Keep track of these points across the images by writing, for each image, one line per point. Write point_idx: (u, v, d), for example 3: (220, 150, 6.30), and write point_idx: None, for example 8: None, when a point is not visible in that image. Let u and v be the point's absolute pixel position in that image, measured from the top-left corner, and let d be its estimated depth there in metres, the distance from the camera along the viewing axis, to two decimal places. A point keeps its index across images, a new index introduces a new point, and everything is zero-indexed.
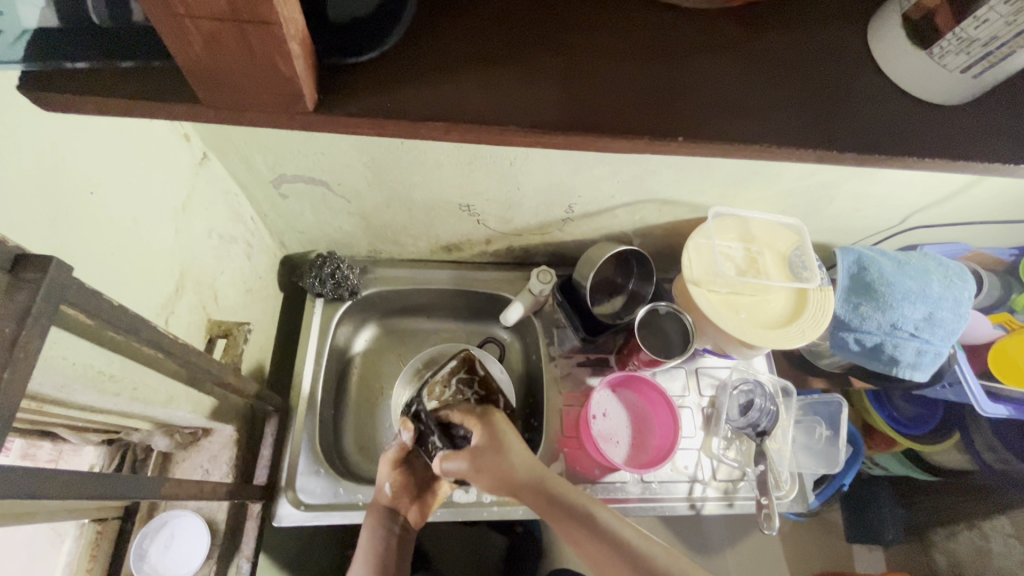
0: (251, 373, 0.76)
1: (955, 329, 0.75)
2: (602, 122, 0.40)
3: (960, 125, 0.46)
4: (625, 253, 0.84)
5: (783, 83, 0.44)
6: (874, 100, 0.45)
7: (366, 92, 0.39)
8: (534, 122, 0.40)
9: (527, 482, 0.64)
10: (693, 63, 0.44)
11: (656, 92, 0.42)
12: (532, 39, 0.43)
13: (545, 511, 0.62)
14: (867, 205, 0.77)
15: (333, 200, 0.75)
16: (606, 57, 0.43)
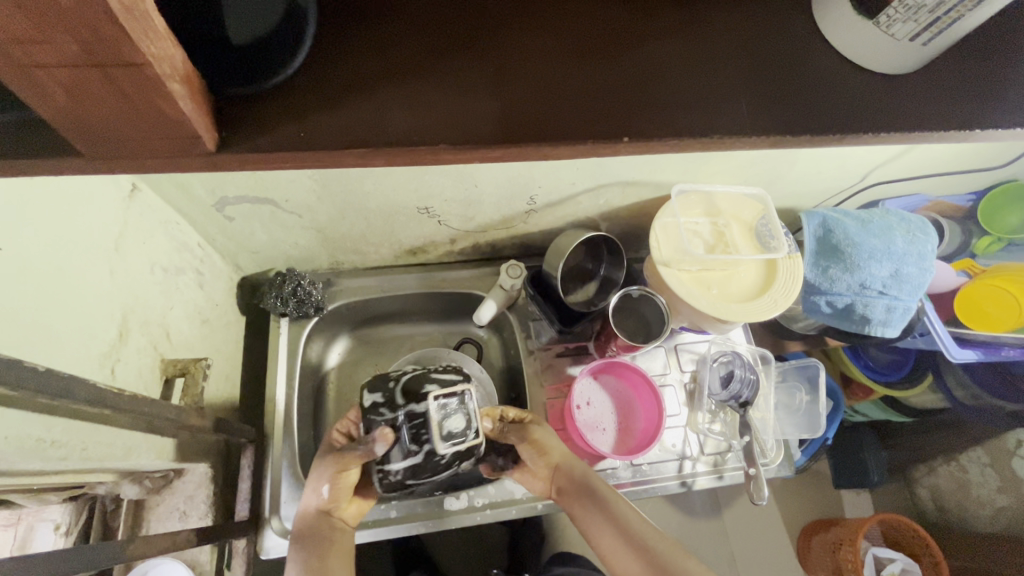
0: (218, 406, 0.73)
1: (922, 282, 0.75)
2: (535, 129, 0.43)
3: (907, 95, 0.46)
4: (594, 238, 0.83)
5: (727, 71, 0.45)
6: (820, 77, 0.46)
7: (287, 117, 0.43)
8: (464, 137, 0.42)
9: (572, 472, 0.67)
10: (618, 59, 0.45)
11: (569, 90, 0.44)
12: (452, 49, 0.45)
13: (578, 504, 0.65)
14: (828, 166, 0.77)
15: (283, 217, 0.71)
16: (532, 58, 0.45)
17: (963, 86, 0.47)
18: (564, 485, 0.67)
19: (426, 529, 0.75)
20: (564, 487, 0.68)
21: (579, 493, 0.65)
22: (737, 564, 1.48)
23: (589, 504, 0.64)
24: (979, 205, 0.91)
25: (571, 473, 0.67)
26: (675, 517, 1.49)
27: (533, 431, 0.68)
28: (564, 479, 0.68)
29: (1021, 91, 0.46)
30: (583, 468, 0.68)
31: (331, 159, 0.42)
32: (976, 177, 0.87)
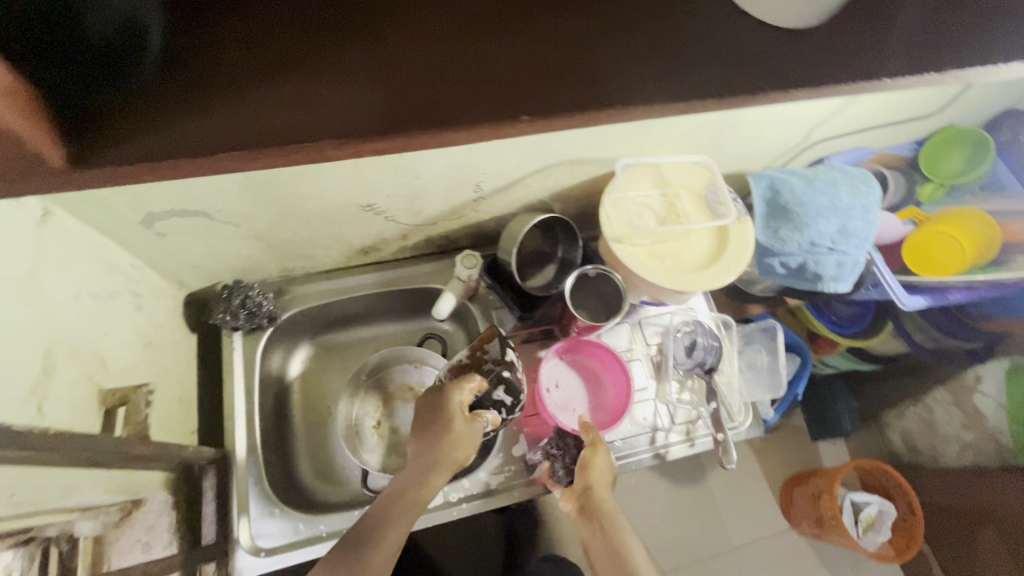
0: (171, 431, 0.70)
1: (868, 235, 0.77)
2: (430, 117, 0.42)
3: (815, 46, 0.47)
4: (547, 220, 0.82)
5: (629, 40, 0.46)
6: (728, 38, 0.46)
7: (151, 120, 0.41)
8: (348, 129, 0.41)
9: (602, 506, 0.73)
10: (502, 38, 0.45)
11: (454, 72, 0.43)
12: (330, 39, 0.44)
13: (599, 538, 0.72)
14: (770, 127, 0.77)
15: (220, 228, 0.68)
16: (414, 43, 0.45)
17: (871, 31, 0.47)
18: (589, 511, 0.73)
19: None
20: (593, 519, 0.73)
21: (602, 526, 0.72)
22: (725, 524, 1.52)
23: (609, 542, 0.70)
24: (920, 153, 0.93)
25: (599, 505, 0.73)
26: (662, 485, 1.53)
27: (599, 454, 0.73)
28: (594, 511, 0.73)
29: (929, 36, 0.47)
30: (612, 508, 0.73)
31: (204, 163, 0.40)
32: (914, 126, 0.88)
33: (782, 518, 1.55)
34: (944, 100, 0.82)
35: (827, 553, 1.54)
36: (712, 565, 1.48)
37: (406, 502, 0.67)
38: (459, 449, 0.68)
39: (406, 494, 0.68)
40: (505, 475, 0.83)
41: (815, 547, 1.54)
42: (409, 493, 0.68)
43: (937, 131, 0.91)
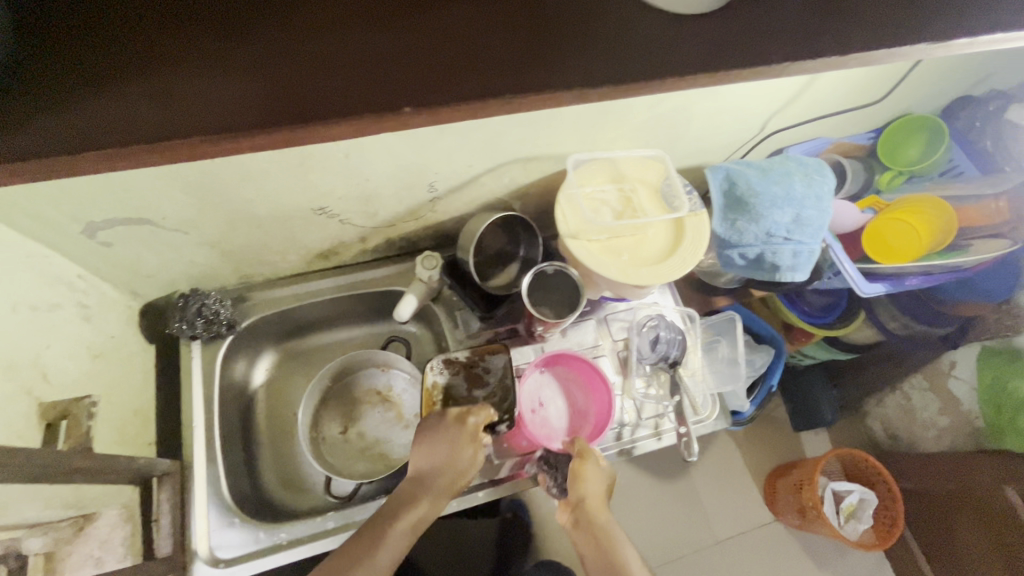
0: (125, 443, 0.69)
1: (822, 224, 0.77)
2: (305, 112, 0.42)
3: (722, 34, 0.48)
4: (507, 219, 0.82)
5: (536, 33, 0.46)
6: (634, 30, 0.47)
7: (23, 120, 0.41)
8: (223, 124, 0.42)
9: (596, 521, 0.71)
10: (384, 33, 0.45)
11: (331, 66, 0.44)
12: (212, 37, 0.44)
13: (594, 554, 0.69)
14: (724, 118, 0.77)
15: (168, 236, 0.67)
16: (296, 39, 0.45)
17: (776, 20, 0.48)
18: (584, 526, 0.71)
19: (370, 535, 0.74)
20: (588, 534, 0.71)
21: (597, 541, 0.69)
22: (709, 517, 1.53)
23: (604, 558, 0.67)
24: (878, 141, 0.94)
25: (591, 519, 0.71)
26: (645, 481, 1.52)
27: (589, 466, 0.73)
28: (587, 526, 0.71)
29: (836, 27, 0.48)
30: (607, 522, 0.71)
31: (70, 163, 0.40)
32: (870, 114, 0.90)
33: (766, 510, 1.55)
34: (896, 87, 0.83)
35: (812, 544, 1.54)
36: (698, 559, 1.48)
37: (408, 523, 0.67)
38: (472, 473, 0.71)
39: (407, 517, 0.67)
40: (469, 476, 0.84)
41: (800, 537, 1.54)
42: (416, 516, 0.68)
43: (894, 119, 0.92)
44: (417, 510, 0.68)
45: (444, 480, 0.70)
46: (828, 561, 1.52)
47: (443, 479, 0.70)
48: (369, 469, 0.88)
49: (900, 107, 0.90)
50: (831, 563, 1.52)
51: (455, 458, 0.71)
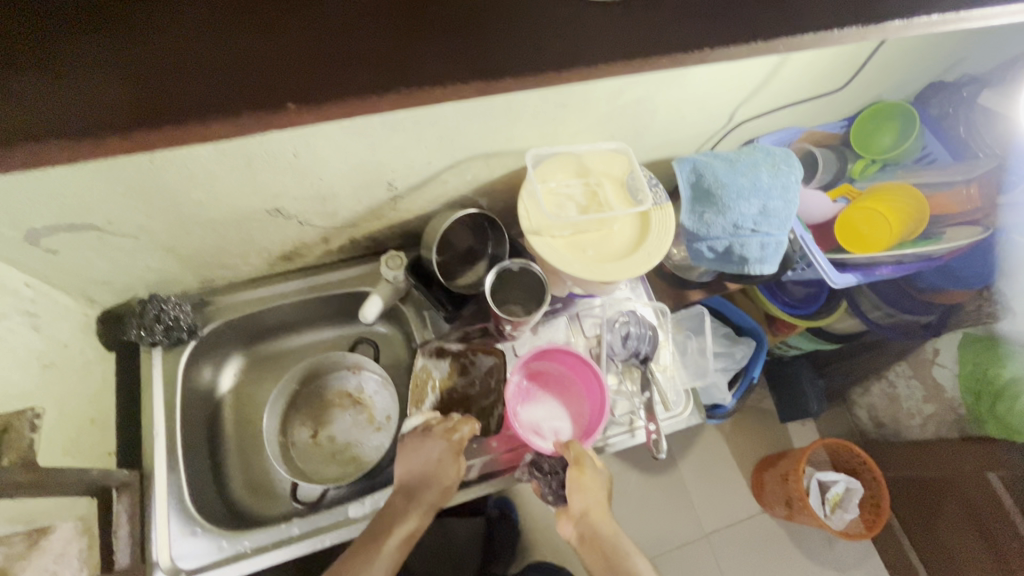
0: (79, 455, 0.68)
1: (789, 214, 0.76)
2: (186, 109, 0.45)
3: (628, 34, 0.50)
4: (472, 216, 0.80)
5: (451, 39, 0.48)
6: (551, 34, 0.49)
7: None
8: (87, 124, 0.44)
9: (601, 531, 0.70)
10: (255, 41, 0.47)
11: (189, 78, 0.45)
12: (93, 34, 0.46)
13: (597, 557, 0.69)
14: (690, 110, 0.76)
15: (117, 241, 0.65)
16: (180, 35, 0.47)
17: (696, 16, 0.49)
18: (590, 537, 0.70)
19: (334, 541, 0.72)
20: (589, 538, 0.70)
21: (604, 553, 0.69)
22: (696, 510, 1.52)
23: (614, 570, 0.67)
24: (850, 131, 0.93)
25: (596, 529, 0.70)
26: (631, 477, 1.52)
27: (586, 472, 0.71)
28: (588, 530, 0.71)
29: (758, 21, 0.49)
30: (611, 530, 0.70)
31: None
32: (842, 102, 0.89)
33: (754, 502, 1.55)
34: (865, 74, 0.82)
35: (801, 535, 1.53)
36: (686, 552, 1.48)
37: (400, 536, 0.68)
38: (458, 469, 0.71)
39: (398, 531, 0.68)
40: None
41: (788, 529, 1.53)
42: (406, 528, 0.69)
43: (866, 106, 0.92)
44: (407, 523, 0.69)
45: (432, 493, 0.70)
46: (817, 552, 1.52)
47: (431, 491, 0.70)
48: (340, 472, 0.87)
49: (871, 94, 0.89)
50: (820, 554, 1.52)
51: (442, 471, 0.71)
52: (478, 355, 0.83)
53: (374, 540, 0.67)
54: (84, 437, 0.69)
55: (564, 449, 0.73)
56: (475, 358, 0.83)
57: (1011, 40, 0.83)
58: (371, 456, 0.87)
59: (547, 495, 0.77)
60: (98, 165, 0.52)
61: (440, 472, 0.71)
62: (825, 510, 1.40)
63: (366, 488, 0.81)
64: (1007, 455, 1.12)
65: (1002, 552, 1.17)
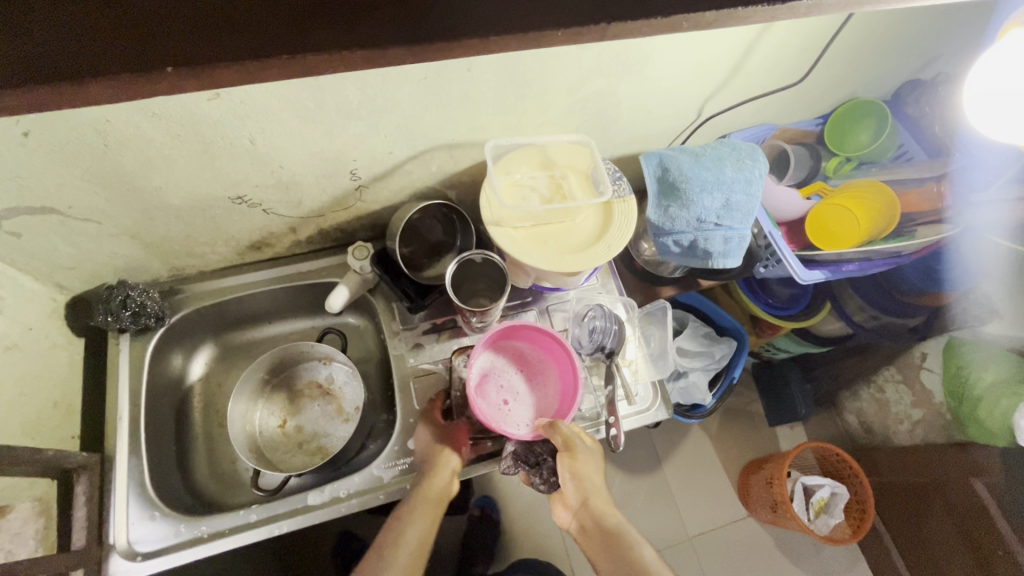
0: (36, 437, 0.68)
1: (752, 209, 0.76)
2: None
3: None
4: (439, 208, 0.81)
5: None
6: None
7: None
8: None
9: (604, 519, 0.71)
10: None
11: None
12: None
13: (596, 542, 0.70)
14: (655, 103, 0.76)
15: (79, 225, 0.66)
16: None
17: None
18: (589, 526, 0.71)
19: (290, 528, 0.72)
20: (586, 525, 0.72)
21: (602, 539, 0.70)
22: (681, 513, 1.50)
23: (612, 556, 0.68)
24: (825, 129, 0.93)
25: (596, 517, 0.72)
26: (615, 478, 1.51)
27: (580, 458, 0.71)
28: (588, 518, 0.72)
29: None
30: (615, 519, 0.71)
31: None
32: (813, 99, 0.89)
33: (739, 506, 1.53)
34: (835, 70, 0.82)
35: (787, 540, 1.51)
36: (671, 555, 1.45)
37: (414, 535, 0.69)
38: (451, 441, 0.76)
39: (409, 534, 0.69)
40: (399, 468, 0.77)
41: (774, 533, 1.51)
42: (420, 529, 0.70)
43: (840, 104, 0.91)
44: (417, 524, 0.69)
45: (434, 486, 0.72)
46: (803, 557, 1.50)
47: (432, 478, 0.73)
48: (307, 462, 0.87)
49: (845, 91, 0.89)
50: (806, 560, 1.50)
51: (435, 460, 0.75)
52: None
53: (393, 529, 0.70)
54: (47, 419, 0.71)
55: (549, 432, 0.70)
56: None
57: (984, 39, 0.82)
58: (336, 447, 0.87)
59: (539, 484, 0.78)
60: (50, 147, 0.53)
61: (433, 462, 0.74)
62: (810, 514, 1.38)
63: (329, 477, 0.82)
64: (990, 458, 1.10)
65: (987, 560, 1.15)
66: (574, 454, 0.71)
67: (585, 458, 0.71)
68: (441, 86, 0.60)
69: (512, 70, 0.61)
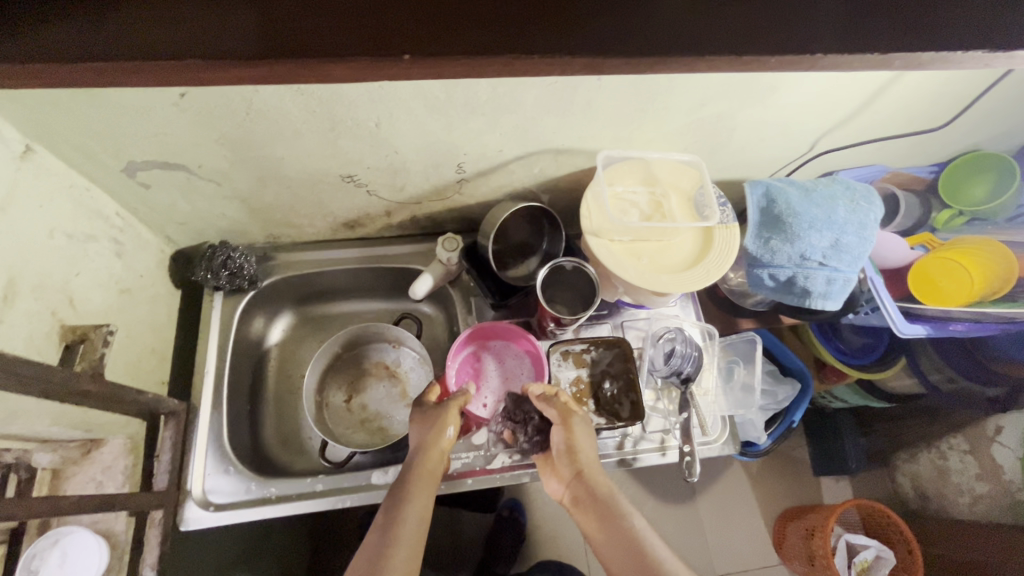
0: (134, 379, 0.72)
1: (862, 253, 0.72)
2: None
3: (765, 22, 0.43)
4: (533, 210, 0.81)
5: None
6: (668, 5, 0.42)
7: None
8: None
9: (596, 487, 0.65)
10: None
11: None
12: None
13: (592, 518, 0.63)
14: (770, 132, 0.74)
15: (201, 184, 0.69)
16: None
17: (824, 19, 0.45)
18: (581, 496, 0.65)
19: (355, 504, 0.74)
20: (581, 498, 0.65)
21: (596, 513, 0.63)
22: (711, 550, 1.46)
23: (607, 529, 0.61)
24: (939, 178, 0.88)
25: (591, 489, 0.65)
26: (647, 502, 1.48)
27: (575, 422, 0.70)
28: (582, 491, 0.65)
29: None
30: (608, 488, 0.64)
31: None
32: (933, 145, 0.84)
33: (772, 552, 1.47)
34: (966, 120, 0.77)
35: None
36: None
37: (416, 512, 0.60)
38: (451, 423, 0.71)
39: (409, 509, 0.60)
40: (462, 461, 0.79)
41: None
42: (421, 503, 0.62)
43: (959, 154, 0.86)
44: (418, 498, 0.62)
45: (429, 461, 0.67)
46: None
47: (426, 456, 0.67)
48: (367, 441, 0.88)
49: (968, 141, 0.84)
50: None
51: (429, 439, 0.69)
52: (602, 348, 0.81)
53: (390, 501, 0.62)
54: (145, 363, 0.74)
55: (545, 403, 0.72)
56: (596, 353, 0.81)
57: None
58: (396, 431, 0.88)
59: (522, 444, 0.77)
60: (201, 110, 0.55)
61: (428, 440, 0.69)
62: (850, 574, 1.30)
63: (389, 459, 0.83)
64: None
65: None
66: (571, 419, 0.70)
67: (582, 421, 0.70)
68: (568, 91, 0.59)
69: (645, 83, 0.60)
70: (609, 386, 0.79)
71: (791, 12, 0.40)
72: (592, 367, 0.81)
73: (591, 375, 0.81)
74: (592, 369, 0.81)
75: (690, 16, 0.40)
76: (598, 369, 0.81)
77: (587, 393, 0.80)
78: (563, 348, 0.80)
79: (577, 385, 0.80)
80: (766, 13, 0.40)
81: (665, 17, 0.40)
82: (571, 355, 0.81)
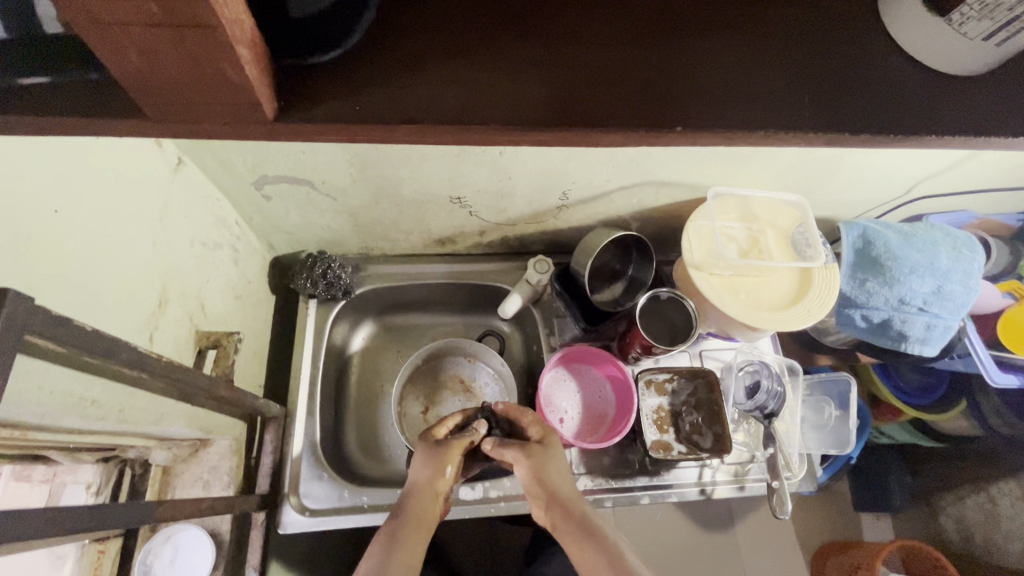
0: (241, 381, 0.74)
1: (965, 300, 0.72)
2: None
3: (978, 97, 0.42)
4: (626, 238, 0.82)
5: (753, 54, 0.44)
6: (876, 69, 0.42)
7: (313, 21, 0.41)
8: None
9: (571, 508, 0.60)
10: None
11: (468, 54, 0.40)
12: None
13: (571, 540, 0.56)
14: (873, 176, 0.75)
15: (318, 199, 0.71)
16: None
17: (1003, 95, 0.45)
18: (559, 521, 0.59)
19: None
20: (559, 523, 0.59)
21: (573, 533, 0.57)
22: None
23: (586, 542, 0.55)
24: None
25: (568, 510, 0.60)
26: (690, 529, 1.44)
27: (533, 448, 0.67)
28: (559, 514, 0.60)
29: None
30: (582, 509, 0.59)
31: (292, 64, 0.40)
32: None
33: None
34: None
35: None
36: None
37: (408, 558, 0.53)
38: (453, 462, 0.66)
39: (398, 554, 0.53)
40: None
41: None
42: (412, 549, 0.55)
43: None
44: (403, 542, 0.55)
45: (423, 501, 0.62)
46: None
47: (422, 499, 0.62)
48: None
49: None
50: None
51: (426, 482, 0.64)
52: (684, 378, 0.82)
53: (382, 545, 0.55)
54: (248, 366, 0.77)
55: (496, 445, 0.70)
56: (677, 384, 0.83)
57: None
58: None
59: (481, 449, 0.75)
60: None
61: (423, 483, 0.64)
62: None
63: None
64: None
65: None
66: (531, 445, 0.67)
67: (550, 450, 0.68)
68: None
69: None
70: (693, 415, 0.80)
71: (1005, 107, 0.41)
72: (675, 396, 0.83)
73: (673, 403, 0.82)
74: (675, 398, 0.82)
75: (914, 98, 0.40)
76: (681, 398, 0.82)
77: (669, 420, 0.81)
78: (648, 376, 0.82)
79: (660, 412, 0.81)
80: (983, 105, 0.41)
81: (892, 100, 0.40)
82: (655, 384, 0.82)
